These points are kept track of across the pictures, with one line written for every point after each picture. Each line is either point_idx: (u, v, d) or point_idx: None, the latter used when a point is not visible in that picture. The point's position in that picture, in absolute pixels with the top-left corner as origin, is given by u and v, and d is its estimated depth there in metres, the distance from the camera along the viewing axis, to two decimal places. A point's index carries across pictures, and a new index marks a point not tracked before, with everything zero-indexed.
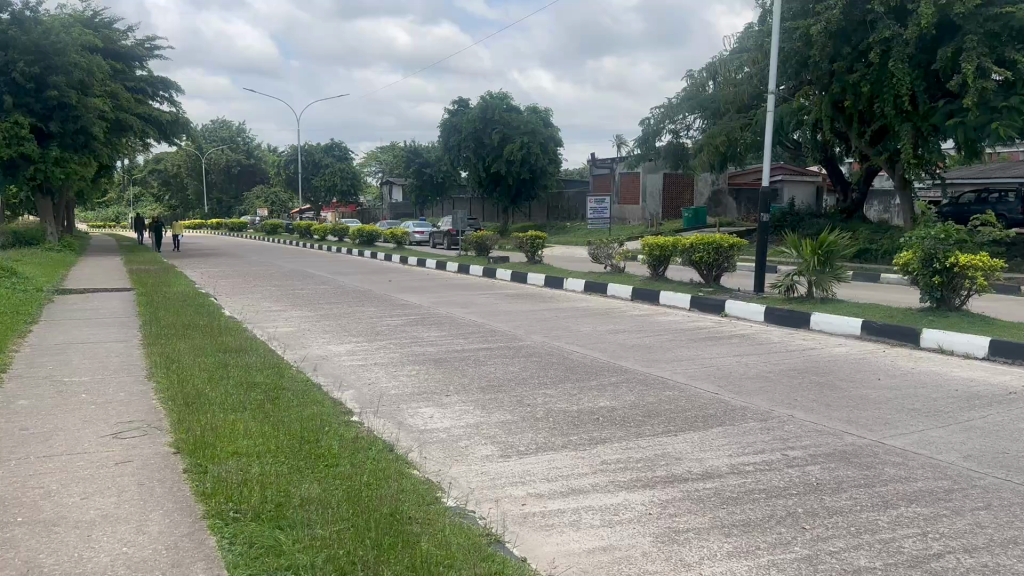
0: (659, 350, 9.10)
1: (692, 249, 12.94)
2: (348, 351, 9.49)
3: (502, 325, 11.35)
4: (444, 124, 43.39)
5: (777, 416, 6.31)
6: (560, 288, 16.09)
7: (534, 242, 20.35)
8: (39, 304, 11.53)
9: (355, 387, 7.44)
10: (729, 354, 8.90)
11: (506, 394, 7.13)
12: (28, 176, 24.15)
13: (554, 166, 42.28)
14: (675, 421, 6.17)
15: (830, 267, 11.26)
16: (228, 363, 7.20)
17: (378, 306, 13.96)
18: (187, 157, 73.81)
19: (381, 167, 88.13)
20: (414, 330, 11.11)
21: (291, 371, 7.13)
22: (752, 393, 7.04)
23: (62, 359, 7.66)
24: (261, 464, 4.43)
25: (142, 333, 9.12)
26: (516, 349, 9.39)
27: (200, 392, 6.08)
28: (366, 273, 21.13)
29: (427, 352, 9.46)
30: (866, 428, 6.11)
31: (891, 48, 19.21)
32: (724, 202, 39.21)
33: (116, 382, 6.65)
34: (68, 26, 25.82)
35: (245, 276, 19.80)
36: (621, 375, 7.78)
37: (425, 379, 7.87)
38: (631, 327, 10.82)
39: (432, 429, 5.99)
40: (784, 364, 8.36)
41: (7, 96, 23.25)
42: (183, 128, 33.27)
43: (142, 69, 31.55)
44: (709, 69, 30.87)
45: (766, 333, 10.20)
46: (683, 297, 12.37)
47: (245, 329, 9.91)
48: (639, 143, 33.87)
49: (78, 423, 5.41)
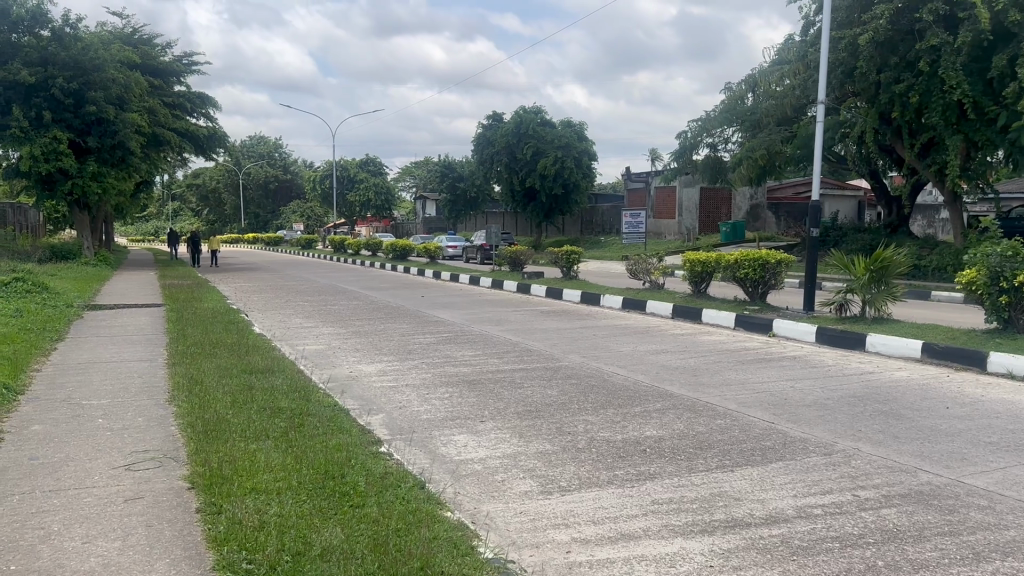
0: (706, 373, 8.59)
1: (737, 265, 12.37)
2: (379, 371, 9.12)
3: (539, 344, 10.90)
4: (478, 137, 43.22)
5: (843, 451, 5.82)
6: (597, 304, 15.60)
7: (570, 257, 19.88)
8: (68, 320, 11.36)
9: (385, 411, 7.05)
10: (780, 378, 8.36)
11: (545, 421, 6.68)
12: (66, 190, 24.31)
13: (588, 180, 41.73)
14: (730, 454, 5.69)
15: (886, 284, 10.64)
16: (253, 386, 6.85)
17: (411, 323, 13.59)
18: (224, 172, 74.55)
19: (416, 182, 88.33)
20: (447, 349, 10.72)
21: (318, 394, 6.76)
22: (812, 423, 6.51)
23: (82, 380, 7.38)
24: (281, 502, 4.05)
25: (167, 352, 8.85)
26: (553, 370, 8.94)
27: (222, 418, 5.73)
28: (399, 288, 20.80)
29: (460, 372, 9.04)
30: (943, 464, 5.56)
31: (940, 56, 18.52)
32: (764, 216, 38.13)
33: (135, 406, 6.33)
34: (108, 43, 26.04)
35: (277, 292, 19.58)
36: (668, 400, 7.29)
37: (458, 402, 7.46)
38: (674, 347, 10.32)
39: (466, 460, 5.56)
40: (842, 390, 7.81)
41: (48, 112, 23.39)
42: (220, 143, 33.44)
43: (180, 84, 31.75)
44: (748, 81, 30.21)
45: (818, 355, 9.64)
46: (728, 316, 11.84)
47: (274, 347, 9.59)
48: (675, 156, 33.27)
49: (90, 453, 5.08)
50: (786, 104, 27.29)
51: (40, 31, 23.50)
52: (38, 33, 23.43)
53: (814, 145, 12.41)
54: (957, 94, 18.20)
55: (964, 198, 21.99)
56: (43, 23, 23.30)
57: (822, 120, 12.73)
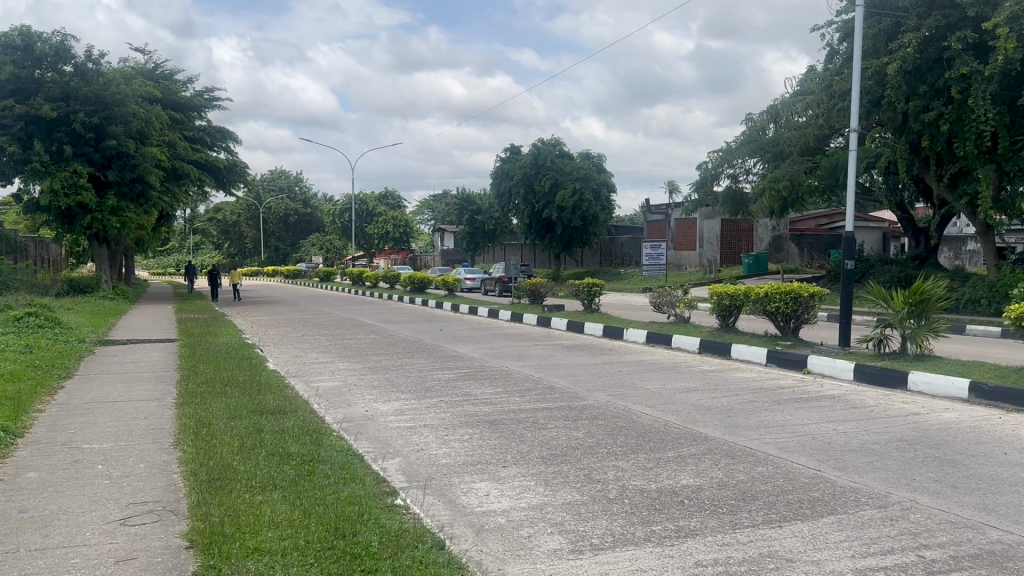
0: (741, 414, 8.10)
1: (767, 297, 11.91)
2: (396, 410, 8.71)
3: (562, 381, 10.45)
4: (497, 170, 43.12)
5: (898, 504, 5.36)
6: (620, 338, 15.15)
7: (591, 289, 19.49)
8: (78, 356, 11.07)
9: (401, 455, 6.65)
10: (820, 420, 7.88)
11: (572, 467, 6.24)
12: (85, 224, 24.32)
13: (607, 213, 41.36)
14: (777, 507, 5.25)
15: (927, 320, 10.13)
16: (261, 428, 6.47)
17: (429, 358, 13.19)
18: (245, 206, 75.23)
19: (434, 215, 88.50)
20: (466, 386, 10.29)
21: (330, 437, 6.38)
22: (863, 472, 6.05)
23: (85, 421, 7.03)
24: (285, 565, 3.65)
25: (176, 391, 8.49)
26: (578, 410, 8.49)
27: (227, 465, 5.36)
28: (417, 321, 20.48)
29: (481, 412, 8.62)
30: (1011, 519, 5.07)
31: (971, 84, 18.11)
32: (786, 248, 37.66)
33: (138, 451, 5.96)
34: (130, 78, 26.19)
35: (293, 326, 19.27)
36: (702, 444, 6.84)
37: (479, 445, 7.02)
38: (704, 385, 9.85)
39: (488, 511, 5.14)
40: (889, 434, 7.31)
41: (67, 146, 23.40)
42: (240, 176, 33.55)
43: (201, 119, 31.93)
44: (770, 111, 29.90)
45: (858, 394, 9.14)
46: (759, 351, 11.37)
47: (288, 385, 9.23)
48: (696, 188, 32.93)
49: (85, 504, 4.72)
50: (809, 135, 26.94)
51: (63, 67, 23.61)
52: (61, 68, 23.54)
53: (848, 175, 11.95)
54: (988, 123, 17.72)
55: (995, 229, 21.44)
56: (65, 58, 23.42)
57: (855, 147, 12.28)
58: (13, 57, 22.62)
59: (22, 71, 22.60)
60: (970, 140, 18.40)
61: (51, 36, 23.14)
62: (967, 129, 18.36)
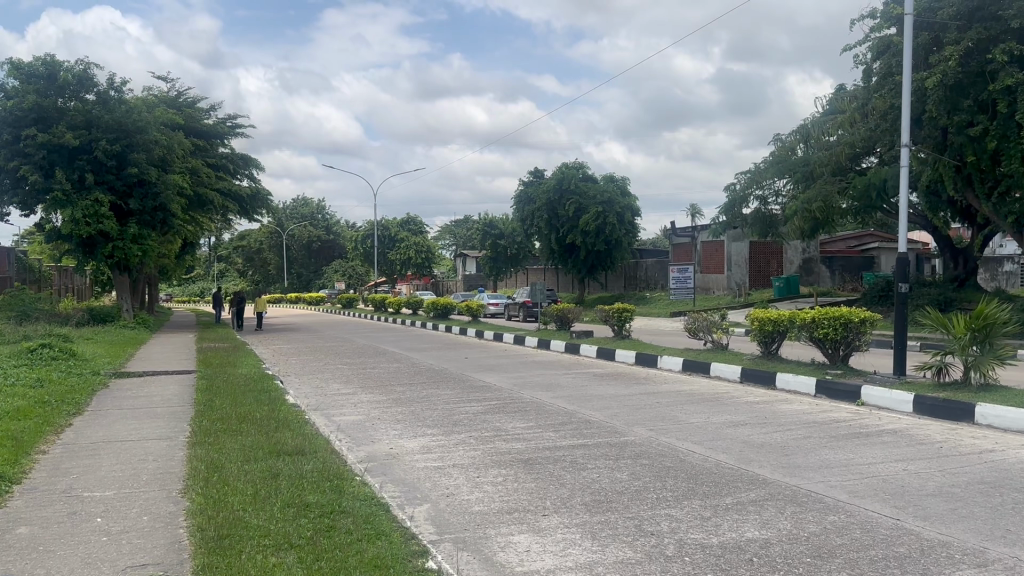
0: (799, 452, 7.45)
1: (814, 323, 11.24)
2: (423, 448, 8.13)
3: (599, 414, 9.81)
4: (520, 194, 42.78)
5: (1000, 561, 4.68)
6: (654, 366, 14.50)
7: (621, 315, 18.87)
8: (91, 390, 10.62)
9: (431, 501, 6.08)
10: (888, 458, 7.20)
11: (620, 516, 5.61)
12: (106, 252, 24.13)
13: (631, 237, 40.68)
14: (861, 567, 4.60)
15: (990, 346, 9.34)
16: (277, 473, 5.91)
17: (455, 389, 12.60)
18: (269, 234, 75.62)
19: (456, 241, 88.59)
20: (497, 420, 9.69)
21: (352, 483, 5.80)
22: (950, 522, 5.39)
23: (89, 465, 6.53)
24: None
25: (190, 428, 7.97)
26: (620, 447, 7.87)
27: (237, 519, 4.80)
28: (441, 349, 19.94)
29: (513, 449, 8.00)
30: None
31: (1017, 97, 17.42)
32: (817, 270, 37.04)
33: (143, 500, 5.44)
34: (151, 105, 26.12)
35: (315, 354, 18.80)
36: (761, 488, 6.23)
37: (515, 489, 6.41)
38: (752, 418, 9.18)
39: (530, 572, 4.53)
40: (968, 474, 6.62)
41: (88, 174, 23.22)
42: (263, 203, 33.46)
43: (224, 146, 31.84)
44: (799, 132, 29.29)
45: (921, 429, 8.45)
46: (808, 381, 10.73)
47: (308, 421, 8.70)
48: (724, 210, 32.24)
49: (75, 567, 4.18)
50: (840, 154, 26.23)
51: (85, 95, 23.50)
52: (83, 97, 23.43)
53: (900, 191, 11.28)
54: None
55: None
56: (87, 87, 23.32)
57: (907, 162, 11.52)
58: (36, 86, 22.51)
59: (44, 100, 22.51)
60: (1017, 157, 17.64)
61: (74, 65, 23.07)
62: (1014, 145, 17.61)
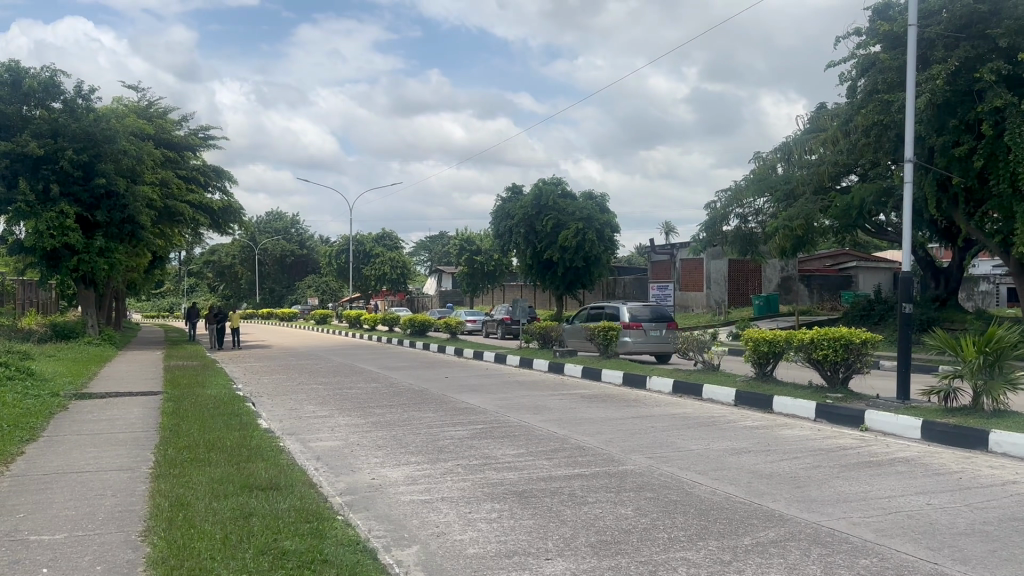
0: (814, 485, 6.96)
1: (814, 343, 10.83)
2: (407, 478, 7.53)
3: (593, 441, 9.27)
4: (497, 210, 42.26)
5: None
6: (642, 387, 14.05)
7: (607, 334, 18.41)
8: (47, 414, 9.90)
9: (422, 541, 5.53)
10: (908, 491, 6.74)
11: (632, 560, 5.10)
12: (72, 266, 23.24)
13: (610, 254, 40.33)
14: None
15: (1000, 369, 8.96)
16: (250, 513, 5.29)
17: (437, 411, 12.03)
18: (241, 248, 74.51)
19: (432, 257, 88.54)
20: (485, 446, 9.12)
21: (335, 524, 5.22)
22: (992, 566, 4.94)
23: (38, 502, 5.87)
24: None
25: (154, 458, 7.31)
26: (620, 478, 7.35)
27: (205, 570, 4.19)
28: (420, 368, 19.34)
29: (505, 480, 7.43)
30: None
31: (1004, 118, 17.31)
32: (795, 289, 37.04)
33: (98, 546, 4.81)
34: (120, 115, 25.32)
35: (289, 374, 18.11)
36: (780, 526, 5.74)
37: (514, 528, 5.86)
38: (754, 445, 8.70)
39: None
40: (998, 510, 6.18)
41: (53, 184, 22.33)
42: (236, 217, 32.70)
43: (195, 158, 31.04)
44: (780, 150, 29.16)
45: (933, 456, 8.05)
46: (807, 405, 10.31)
47: (283, 449, 8.08)
48: (704, 227, 32.00)
49: None
50: (823, 173, 26.06)
51: (52, 103, 22.66)
52: (49, 105, 22.59)
53: (903, 209, 10.90)
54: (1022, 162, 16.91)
55: None
56: (54, 95, 22.48)
57: (911, 178, 11.21)
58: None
59: (8, 107, 21.73)
60: (1005, 177, 17.46)
61: (40, 72, 22.27)
62: (1002, 165, 17.46)
